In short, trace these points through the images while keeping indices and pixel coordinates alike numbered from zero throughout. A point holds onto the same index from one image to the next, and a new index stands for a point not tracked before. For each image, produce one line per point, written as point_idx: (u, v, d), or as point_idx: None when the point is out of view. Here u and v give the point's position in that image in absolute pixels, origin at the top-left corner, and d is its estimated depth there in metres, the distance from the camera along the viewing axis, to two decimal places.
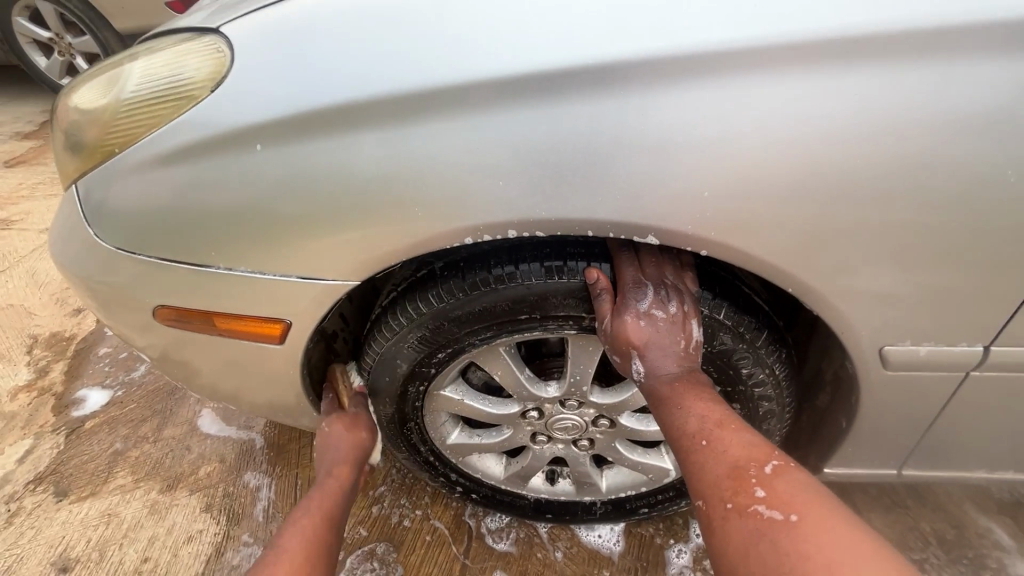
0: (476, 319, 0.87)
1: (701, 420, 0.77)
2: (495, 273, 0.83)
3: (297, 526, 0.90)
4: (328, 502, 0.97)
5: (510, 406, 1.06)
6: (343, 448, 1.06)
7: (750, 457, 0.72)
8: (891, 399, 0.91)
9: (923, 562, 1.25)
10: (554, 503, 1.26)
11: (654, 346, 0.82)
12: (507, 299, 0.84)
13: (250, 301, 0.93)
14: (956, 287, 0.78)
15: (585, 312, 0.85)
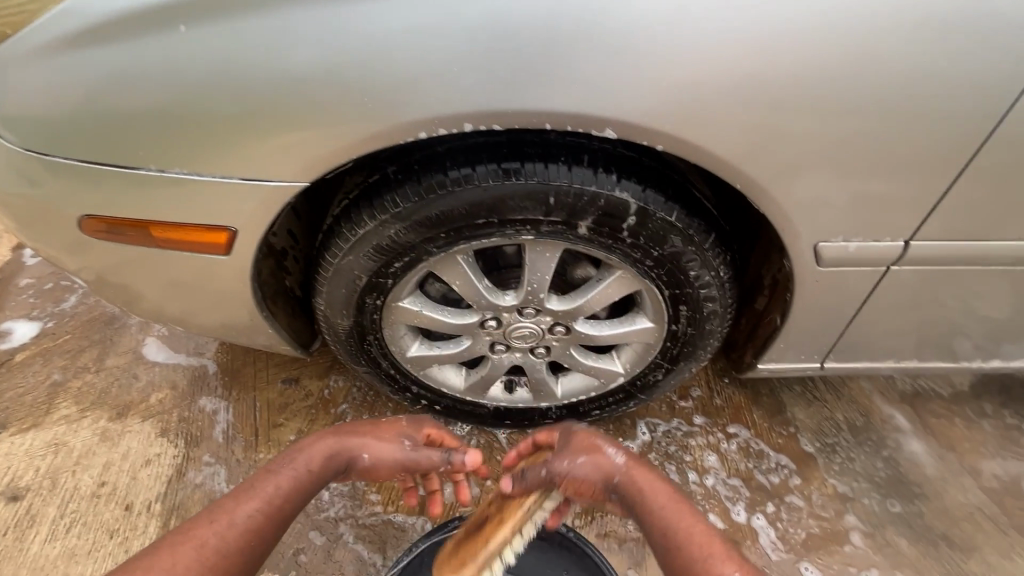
0: (432, 225, 0.86)
1: (687, 542, 0.81)
2: (451, 175, 0.82)
3: (245, 516, 0.83)
4: (292, 491, 0.88)
5: (469, 316, 1.07)
6: (369, 442, 0.97)
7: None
8: (821, 295, 0.99)
9: (835, 445, 1.43)
10: (513, 410, 1.31)
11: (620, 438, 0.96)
12: (464, 203, 0.84)
13: (188, 208, 0.87)
14: (884, 185, 0.83)
15: (543, 216, 0.85)
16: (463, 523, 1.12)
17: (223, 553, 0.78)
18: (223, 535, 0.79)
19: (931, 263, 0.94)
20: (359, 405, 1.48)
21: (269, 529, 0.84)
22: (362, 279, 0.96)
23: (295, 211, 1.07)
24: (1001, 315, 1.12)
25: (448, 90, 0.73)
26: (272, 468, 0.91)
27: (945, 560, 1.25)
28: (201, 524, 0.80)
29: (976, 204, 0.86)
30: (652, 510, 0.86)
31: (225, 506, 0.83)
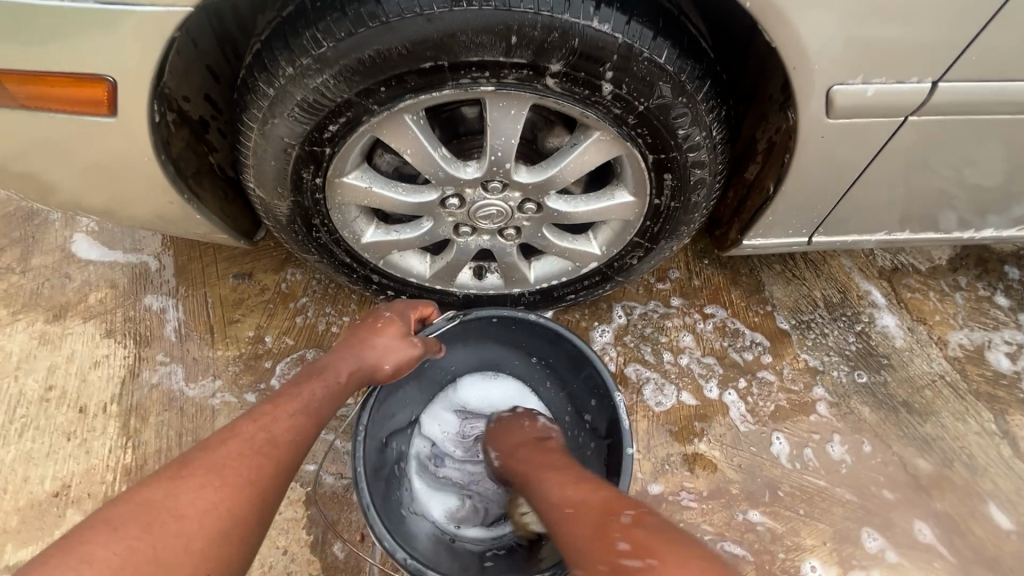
0: (369, 72, 0.70)
1: (554, 485, 0.85)
2: (386, 1, 0.65)
3: (289, 413, 0.77)
4: (328, 391, 0.83)
5: (427, 193, 0.94)
6: (380, 342, 0.94)
7: (608, 510, 0.75)
8: (824, 156, 0.89)
9: (810, 321, 1.42)
10: (483, 298, 1.23)
11: (514, 447, 1.02)
12: (405, 40, 0.67)
13: (67, 45, 0.71)
14: (913, 15, 0.70)
15: (503, 57, 0.69)
16: (432, 330, 1.09)
17: (275, 444, 0.72)
18: (270, 428, 0.74)
19: (950, 115, 0.83)
20: (320, 298, 1.38)
21: (317, 428, 0.79)
22: (293, 148, 0.80)
23: (211, 71, 0.89)
24: (1002, 180, 1.04)
25: None
26: (308, 375, 0.85)
27: (903, 424, 1.30)
28: (244, 423, 0.74)
29: (1013, 31, 0.73)
30: (526, 485, 0.91)
31: (264, 407, 0.77)
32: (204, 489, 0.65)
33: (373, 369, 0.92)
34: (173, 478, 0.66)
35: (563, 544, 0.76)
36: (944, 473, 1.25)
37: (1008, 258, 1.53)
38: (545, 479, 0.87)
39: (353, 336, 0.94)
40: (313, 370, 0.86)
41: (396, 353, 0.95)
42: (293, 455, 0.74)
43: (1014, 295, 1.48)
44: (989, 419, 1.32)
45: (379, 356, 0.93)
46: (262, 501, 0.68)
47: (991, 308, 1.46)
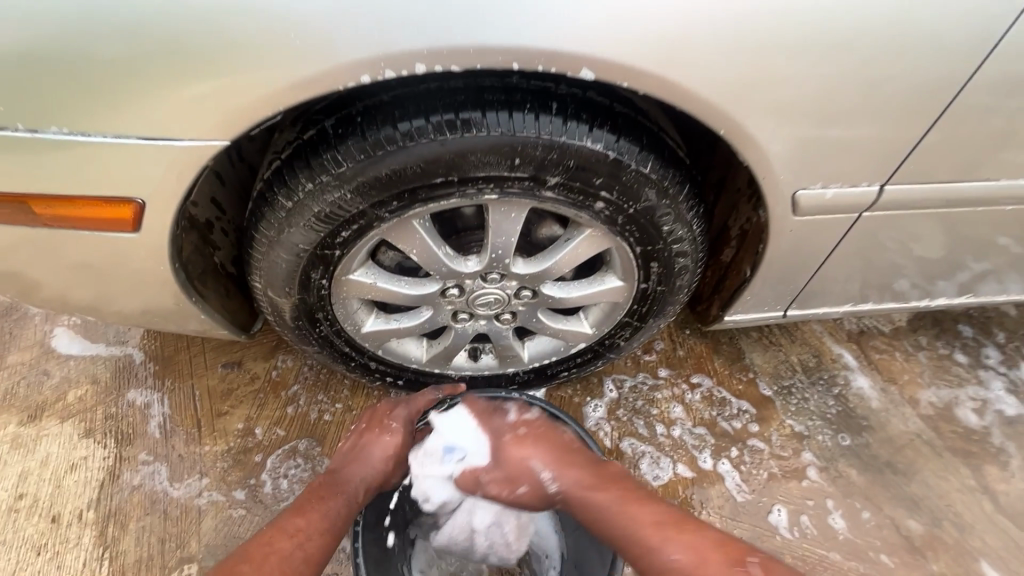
0: (385, 186, 0.76)
1: (648, 523, 0.83)
2: (403, 127, 0.72)
3: (318, 531, 0.85)
4: (348, 507, 0.93)
5: (428, 285, 0.99)
6: (391, 447, 1.03)
7: (727, 559, 0.76)
8: (792, 243, 0.98)
9: (790, 386, 1.48)
10: (478, 378, 1.25)
11: (594, 490, 0.92)
12: (419, 159, 0.74)
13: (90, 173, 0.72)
14: (861, 130, 0.81)
15: (507, 172, 0.77)
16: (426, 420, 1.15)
17: (309, 561, 0.81)
18: (304, 546, 0.82)
19: (898, 208, 0.95)
20: (312, 384, 1.37)
21: (339, 540, 0.88)
22: (305, 252, 0.84)
23: (220, 177, 0.93)
24: (946, 254, 1.16)
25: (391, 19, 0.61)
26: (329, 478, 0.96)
27: (890, 485, 1.34)
28: (280, 538, 0.82)
29: (942, 140, 0.86)
30: (598, 522, 0.89)
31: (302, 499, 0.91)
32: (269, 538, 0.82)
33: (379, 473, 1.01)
34: None
35: None
36: (936, 533, 1.28)
37: (959, 317, 1.66)
38: (635, 519, 0.85)
39: (365, 442, 1.03)
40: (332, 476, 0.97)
41: (402, 457, 1.05)
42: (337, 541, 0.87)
43: (970, 352, 1.59)
44: (968, 475, 1.37)
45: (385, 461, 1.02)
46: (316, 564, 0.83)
47: (952, 365, 1.56)
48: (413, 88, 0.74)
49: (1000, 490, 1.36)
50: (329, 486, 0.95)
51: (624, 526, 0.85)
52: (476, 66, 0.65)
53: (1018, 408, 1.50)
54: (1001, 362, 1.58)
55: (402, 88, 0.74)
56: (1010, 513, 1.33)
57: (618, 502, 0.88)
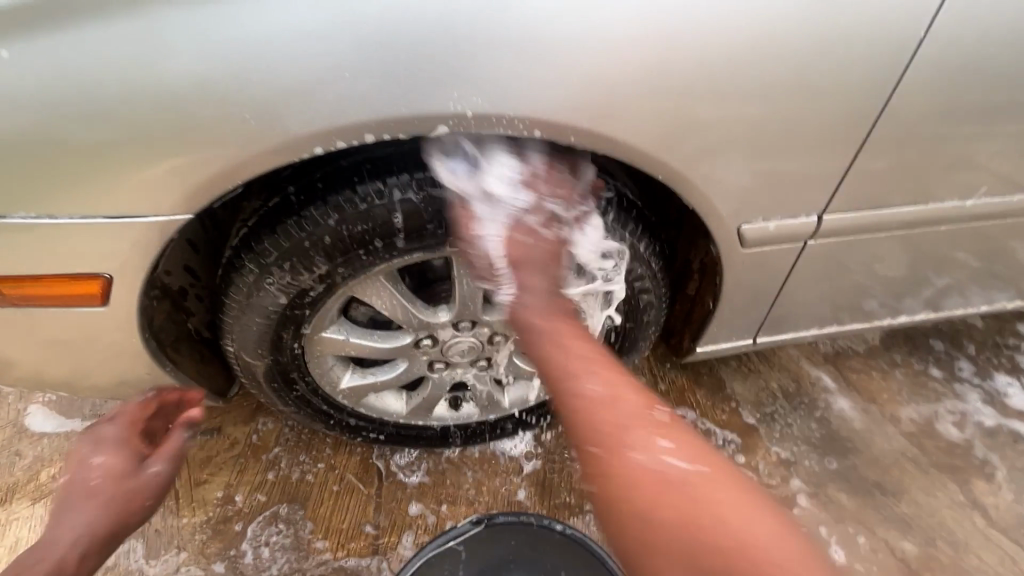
0: (348, 245, 0.80)
1: (636, 409, 0.68)
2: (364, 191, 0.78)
3: None
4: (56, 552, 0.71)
5: (402, 337, 1.02)
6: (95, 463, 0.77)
7: (679, 484, 0.62)
8: (746, 271, 1.03)
9: (773, 412, 1.49)
10: (460, 426, 1.25)
11: (576, 359, 0.71)
12: (381, 220, 0.79)
13: (55, 253, 0.74)
14: (793, 165, 0.87)
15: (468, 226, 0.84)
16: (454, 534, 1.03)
17: None
18: None
19: (838, 234, 1.01)
20: (293, 445, 1.36)
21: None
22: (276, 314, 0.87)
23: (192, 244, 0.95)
24: (901, 273, 1.21)
25: (339, 99, 0.66)
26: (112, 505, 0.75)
27: (881, 506, 1.34)
28: None
29: (871, 171, 0.92)
30: (582, 405, 0.68)
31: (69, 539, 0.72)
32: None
33: (106, 479, 0.76)
34: None
35: (658, 517, 0.61)
36: (930, 553, 1.27)
37: (930, 332, 1.71)
38: (625, 405, 0.68)
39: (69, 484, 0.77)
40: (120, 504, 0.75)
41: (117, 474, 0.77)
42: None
43: (944, 366, 1.63)
44: (956, 490, 1.37)
45: (115, 464, 0.78)
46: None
47: (929, 380, 1.59)
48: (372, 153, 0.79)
49: (988, 503, 1.36)
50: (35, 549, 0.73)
51: (620, 419, 0.67)
52: (421, 131, 0.70)
53: (996, 418, 1.52)
54: (974, 374, 1.61)
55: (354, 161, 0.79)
56: (1002, 527, 1.32)
57: (599, 380, 0.69)
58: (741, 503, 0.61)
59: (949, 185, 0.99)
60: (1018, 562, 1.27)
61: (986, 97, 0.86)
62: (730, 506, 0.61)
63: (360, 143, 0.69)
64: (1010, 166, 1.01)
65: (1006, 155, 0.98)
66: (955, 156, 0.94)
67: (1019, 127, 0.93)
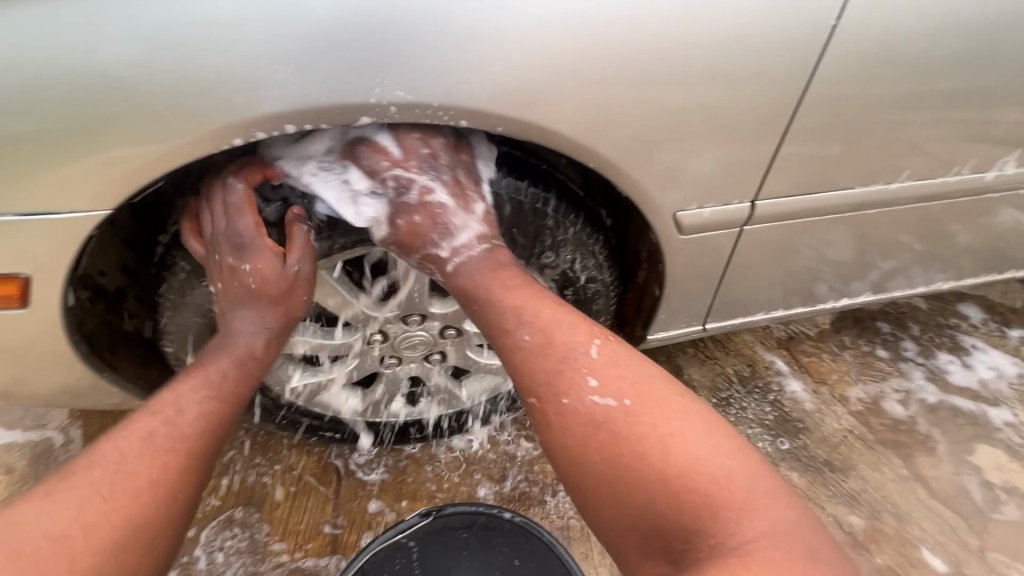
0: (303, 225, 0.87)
1: (575, 351, 0.79)
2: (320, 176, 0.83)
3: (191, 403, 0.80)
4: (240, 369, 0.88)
5: (351, 334, 1.03)
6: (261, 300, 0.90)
7: (612, 415, 0.72)
8: (689, 258, 1.05)
9: (728, 397, 1.53)
10: (418, 422, 1.25)
11: (508, 316, 0.84)
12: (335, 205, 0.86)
13: None
14: (725, 152, 0.89)
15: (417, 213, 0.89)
16: (404, 529, 1.03)
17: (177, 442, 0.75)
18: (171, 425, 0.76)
19: (775, 220, 1.04)
20: (249, 448, 1.33)
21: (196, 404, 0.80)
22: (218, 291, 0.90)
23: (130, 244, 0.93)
24: (841, 257, 1.25)
25: (254, 86, 0.65)
26: (190, 374, 0.84)
27: (830, 483, 1.38)
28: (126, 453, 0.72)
29: (800, 157, 0.95)
30: (530, 356, 0.80)
31: (120, 448, 0.72)
32: (93, 501, 0.66)
33: (260, 285, 0.88)
34: (42, 494, 0.66)
35: (592, 442, 0.71)
36: (876, 526, 1.32)
37: (876, 315, 1.78)
38: (567, 349, 0.80)
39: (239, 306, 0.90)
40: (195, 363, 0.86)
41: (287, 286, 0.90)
42: (180, 472, 0.73)
43: (890, 346, 1.69)
44: (900, 464, 1.43)
45: (260, 269, 0.87)
46: (156, 505, 0.69)
47: (876, 361, 1.66)
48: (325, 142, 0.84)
49: (930, 475, 1.42)
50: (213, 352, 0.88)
51: (555, 365, 0.78)
52: (344, 121, 0.70)
53: (938, 394, 1.59)
54: (918, 353, 1.68)
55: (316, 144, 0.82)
56: (943, 497, 1.38)
57: (530, 331, 0.82)
58: (666, 428, 0.69)
59: (877, 170, 1.04)
60: (958, 530, 1.33)
61: (902, 83, 0.90)
62: (660, 424, 0.69)
63: (281, 132, 0.68)
64: (934, 151, 1.06)
65: (930, 139, 1.02)
66: (881, 142, 0.98)
67: (938, 113, 0.98)
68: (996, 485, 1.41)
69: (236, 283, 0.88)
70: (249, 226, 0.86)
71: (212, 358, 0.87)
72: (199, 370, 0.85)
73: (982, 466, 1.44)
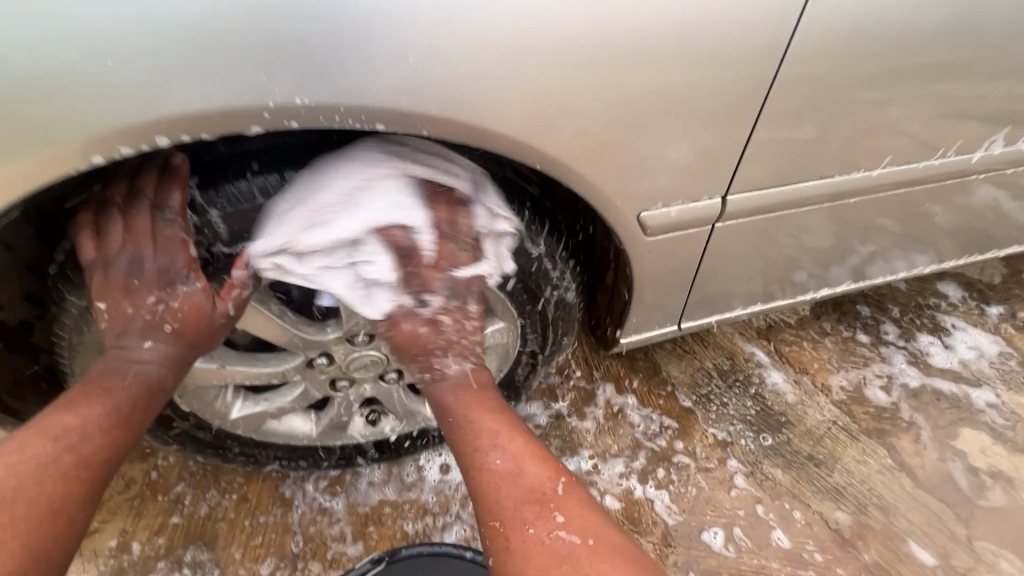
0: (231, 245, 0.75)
1: (545, 475, 0.77)
2: (228, 192, 0.71)
3: (97, 430, 0.71)
4: (146, 399, 0.76)
5: (292, 358, 0.93)
6: (170, 337, 0.77)
7: (571, 554, 0.68)
8: (657, 257, 0.98)
9: (709, 393, 1.47)
10: (379, 443, 1.16)
11: (483, 433, 0.81)
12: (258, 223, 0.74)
13: None
14: (691, 142, 0.81)
15: None
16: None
17: (83, 467, 0.69)
18: (76, 451, 0.68)
19: (747, 213, 0.97)
20: (199, 480, 1.23)
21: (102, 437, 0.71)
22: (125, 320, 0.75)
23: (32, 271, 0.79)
24: (819, 244, 1.18)
25: (117, 89, 0.55)
26: (91, 390, 0.73)
27: (814, 478, 1.34)
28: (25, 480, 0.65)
29: (771, 144, 0.87)
30: (501, 476, 0.76)
31: (21, 476, 0.65)
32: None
33: (176, 319, 0.75)
34: None
35: None
36: (863, 521, 1.28)
37: (856, 298, 1.73)
38: (535, 473, 0.77)
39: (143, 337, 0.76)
40: (95, 375, 0.75)
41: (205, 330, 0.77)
42: (79, 504, 0.67)
43: (871, 331, 1.65)
44: (884, 454, 1.39)
45: (182, 303, 0.75)
46: (62, 534, 0.65)
47: (857, 347, 1.61)
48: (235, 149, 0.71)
49: (915, 463, 1.38)
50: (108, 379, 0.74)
51: (519, 492, 0.75)
52: (231, 130, 0.60)
53: (920, 378, 1.55)
54: (899, 336, 1.64)
55: (229, 151, 0.70)
56: (928, 486, 1.34)
57: (504, 455, 0.78)
58: None
59: (854, 155, 0.97)
60: (944, 520, 1.30)
61: (876, 59, 0.83)
62: None
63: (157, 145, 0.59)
64: (912, 131, 0.99)
65: (906, 119, 0.95)
66: (858, 123, 0.91)
67: (918, 89, 0.90)
68: (981, 470, 1.38)
69: (144, 311, 0.75)
70: (182, 266, 0.73)
71: (117, 376, 0.75)
72: (102, 394, 0.73)
73: (966, 451, 1.41)
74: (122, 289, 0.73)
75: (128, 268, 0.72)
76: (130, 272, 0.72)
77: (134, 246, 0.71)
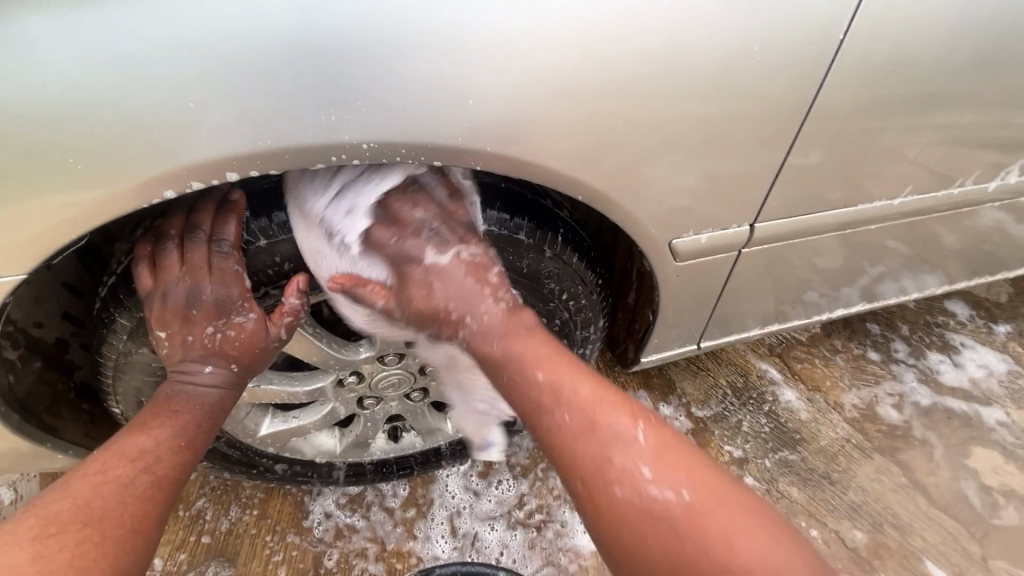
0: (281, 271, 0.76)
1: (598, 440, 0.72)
2: (279, 220, 0.73)
3: (168, 453, 0.71)
4: (206, 423, 0.76)
5: (323, 377, 0.95)
6: (225, 364, 0.77)
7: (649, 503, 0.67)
8: (681, 279, 1.00)
9: (723, 410, 1.48)
10: (400, 461, 1.17)
11: (545, 393, 0.76)
12: (308, 250, 0.75)
13: None
14: (720, 168, 0.84)
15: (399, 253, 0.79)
16: None
17: (157, 488, 0.69)
18: (152, 472, 0.69)
19: (767, 237, 1.00)
20: (219, 495, 1.24)
21: (171, 459, 0.72)
22: (178, 349, 0.75)
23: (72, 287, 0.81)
24: (835, 265, 1.21)
25: (195, 129, 0.58)
26: (160, 411, 0.74)
27: (829, 496, 1.35)
28: (108, 499, 0.64)
29: (792, 171, 0.91)
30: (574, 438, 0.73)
31: (107, 494, 0.64)
32: (84, 547, 0.59)
33: (233, 347, 0.76)
34: (37, 537, 0.58)
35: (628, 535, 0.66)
36: (879, 540, 1.29)
37: (865, 316, 1.76)
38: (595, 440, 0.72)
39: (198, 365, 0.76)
40: (161, 399, 0.75)
41: (259, 355, 0.78)
42: (153, 525, 0.66)
43: (881, 348, 1.67)
44: (899, 472, 1.41)
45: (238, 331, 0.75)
46: (142, 552, 0.64)
47: (868, 364, 1.63)
48: (288, 178, 0.73)
49: (928, 482, 1.39)
50: (168, 405, 0.74)
51: (597, 450, 0.71)
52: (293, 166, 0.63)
53: (931, 396, 1.57)
54: (909, 354, 1.66)
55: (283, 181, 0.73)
56: (942, 505, 1.36)
57: (571, 409, 0.74)
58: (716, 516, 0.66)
59: (870, 181, 1.00)
60: (959, 540, 1.31)
61: (895, 91, 0.87)
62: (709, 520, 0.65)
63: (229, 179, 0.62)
64: (926, 158, 1.02)
65: (921, 146, 0.99)
66: (874, 151, 0.94)
67: (933, 119, 0.94)
68: (994, 488, 1.40)
69: (201, 340, 0.75)
70: (237, 296, 0.74)
71: (181, 399, 0.75)
72: (170, 416, 0.74)
73: (979, 469, 1.43)
74: (181, 319, 0.73)
75: (187, 299, 0.72)
76: (189, 304, 0.72)
77: (193, 278, 0.72)
